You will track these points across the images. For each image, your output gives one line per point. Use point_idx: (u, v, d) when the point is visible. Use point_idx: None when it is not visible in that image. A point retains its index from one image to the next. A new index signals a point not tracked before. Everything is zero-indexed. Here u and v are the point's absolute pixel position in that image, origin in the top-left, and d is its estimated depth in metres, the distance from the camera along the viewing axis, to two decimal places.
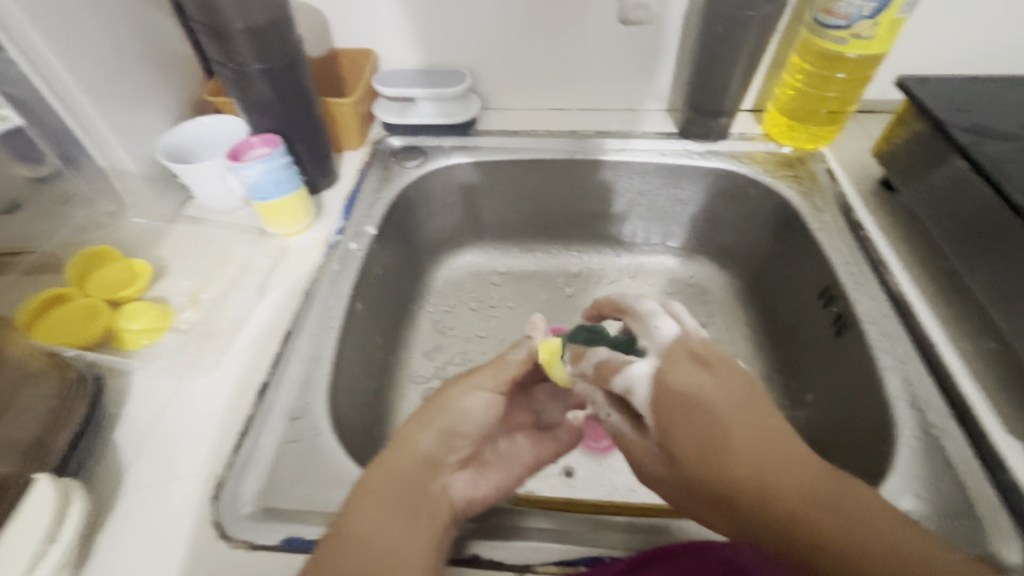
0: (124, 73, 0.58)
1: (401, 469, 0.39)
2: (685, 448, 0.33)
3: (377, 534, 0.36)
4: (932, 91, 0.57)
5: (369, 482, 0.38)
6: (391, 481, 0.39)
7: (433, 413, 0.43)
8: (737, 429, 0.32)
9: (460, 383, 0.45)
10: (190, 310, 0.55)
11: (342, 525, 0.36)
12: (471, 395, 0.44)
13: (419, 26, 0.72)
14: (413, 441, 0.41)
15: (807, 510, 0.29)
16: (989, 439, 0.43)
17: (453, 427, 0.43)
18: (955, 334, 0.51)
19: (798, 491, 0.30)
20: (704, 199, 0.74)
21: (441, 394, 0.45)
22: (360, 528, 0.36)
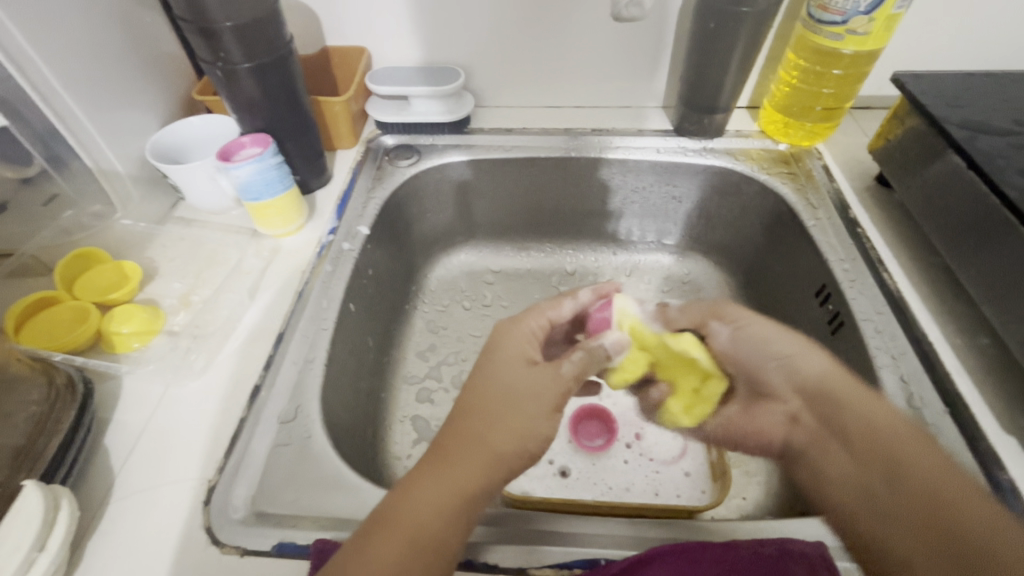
0: (110, 71, 0.57)
1: (473, 469, 0.35)
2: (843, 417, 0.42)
3: (434, 527, 0.33)
4: (926, 87, 0.56)
5: (431, 473, 0.35)
6: (458, 473, 0.35)
7: (503, 410, 0.38)
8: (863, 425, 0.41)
9: (533, 382, 0.40)
10: (181, 312, 0.55)
11: (399, 506, 0.34)
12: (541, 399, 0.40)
13: (410, 23, 0.71)
14: (491, 441, 0.37)
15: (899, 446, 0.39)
16: (985, 437, 0.43)
17: (526, 445, 0.38)
18: (950, 331, 0.50)
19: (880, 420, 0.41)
20: (699, 196, 0.74)
21: (511, 388, 0.40)
22: (419, 518, 0.33)
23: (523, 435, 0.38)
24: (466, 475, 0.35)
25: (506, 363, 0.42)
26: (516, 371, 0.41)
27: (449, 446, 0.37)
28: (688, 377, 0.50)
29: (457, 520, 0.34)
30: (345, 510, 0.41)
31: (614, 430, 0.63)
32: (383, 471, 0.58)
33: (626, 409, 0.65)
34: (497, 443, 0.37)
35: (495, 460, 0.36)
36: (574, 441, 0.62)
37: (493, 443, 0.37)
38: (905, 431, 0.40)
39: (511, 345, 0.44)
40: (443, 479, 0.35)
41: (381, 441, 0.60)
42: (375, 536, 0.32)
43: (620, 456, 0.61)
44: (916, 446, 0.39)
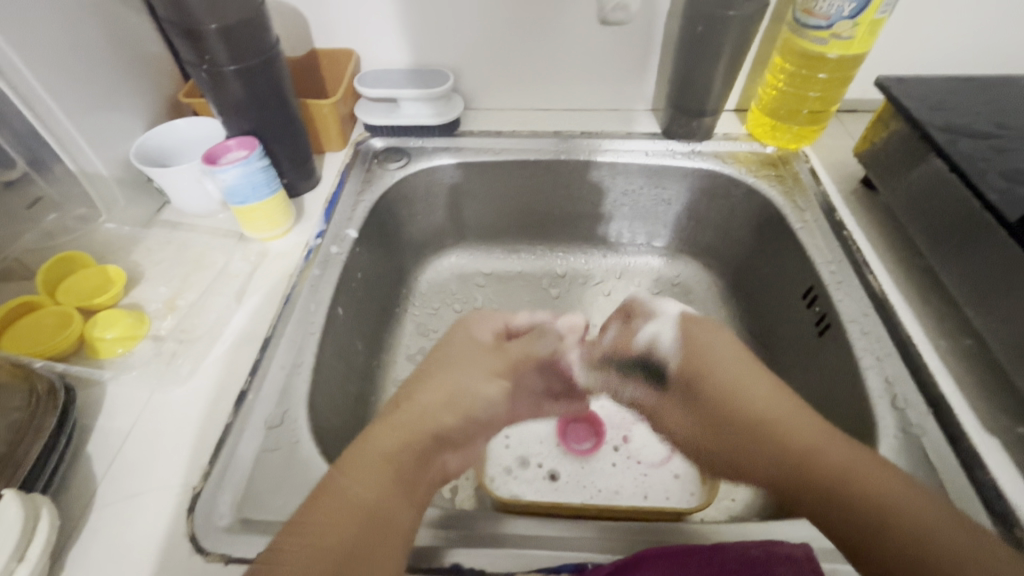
0: (94, 73, 0.56)
1: (410, 435, 0.39)
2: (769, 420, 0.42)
3: (370, 501, 0.34)
4: (910, 91, 0.57)
5: (363, 451, 0.37)
6: (388, 443, 0.38)
7: (439, 377, 0.44)
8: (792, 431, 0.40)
9: (478, 359, 0.47)
10: (166, 317, 0.54)
11: (333, 488, 0.35)
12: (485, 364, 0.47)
13: (399, 25, 0.71)
14: (427, 408, 0.41)
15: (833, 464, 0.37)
16: (968, 438, 0.44)
17: (471, 410, 0.44)
18: (934, 333, 0.51)
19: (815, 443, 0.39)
20: (687, 199, 0.74)
21: (456, 364, 0.46)
22: (351, 493, 0.34)
23: (461, 397, 0.43)
24: (391, 442, 0.38)
25: (452, 349, 0.48)
26: (464, 351, 0.48)
27: (377, 429, 0.39)
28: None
29: (387, 484, 0.36)
30: None
31: (603, 432, 0.63)
32: None
33: (616, 412, 0.65)
34: (423, 414, 0.41)
35: (427, 424, 0.40)
36: (564, 444, 0.62)
37: (424, 409, 0.41)
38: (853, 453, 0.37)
39: (457, 336, 0.50)
40: (369, 462, 0.36)
41: None
42: (310, 521, 0.33)
43: (609, 458, 0.61)
44: (879, 474, 0.36)
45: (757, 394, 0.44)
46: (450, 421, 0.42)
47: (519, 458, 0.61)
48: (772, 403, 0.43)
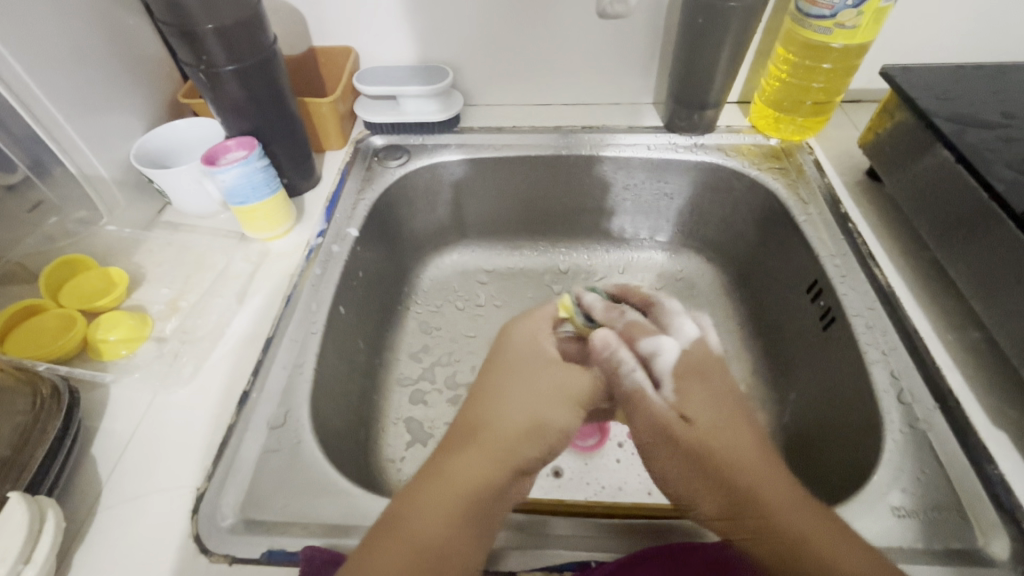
0: (93, 76, 0.56)
1: (490, 457, 0.39)
2: (719, 446, 0.42)
3: (445, 529, 0.35)
4: (916, 81, 0.56)
5: (445, 471, 0.38)
6: (459, 480, 0.37)
7: (514, 402, 0.43)
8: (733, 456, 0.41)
9: (552, 382, 0.45)
10: (168, 318, 0.54)
11: (399, 523, 0.35)
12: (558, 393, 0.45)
13: (397, 22, 0.71)
14: (504, 422, 0.41)
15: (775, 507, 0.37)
16: (974, 431, 0.43)
17: (542, 437, 0.42)
18: (941, 325, 0.50)
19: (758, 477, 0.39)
20: (690, 192, 0.74)
21: (529, 373, 0.45)
22: (428, 520, 0.35)
23: (536, 422, 0.42)
24: (474, 471, 0.38)
25: (524, 363, 0.46)
26: (534, 361, 0.47)
27: (449, 452, 0.40)
28: None
29: (467, 513, 0.36)
30: (336, 517, 0.41)
31: (607, 428, 0.63)
32: (378, 475, 0.58)
33: None
34: (507, 445, 0.40)
35: (516, 439, 0.40)
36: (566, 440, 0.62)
37: (497, 435, 0.41)
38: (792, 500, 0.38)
39: (524, 346, 0.48)
40: (438, 489, 0.37)
41: (374, 444, 0.60)
42: (371, 556, 0.34)
43: (614, 455, 0.61)
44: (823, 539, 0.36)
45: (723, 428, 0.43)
46: (532, 439, 0.41)
47: None
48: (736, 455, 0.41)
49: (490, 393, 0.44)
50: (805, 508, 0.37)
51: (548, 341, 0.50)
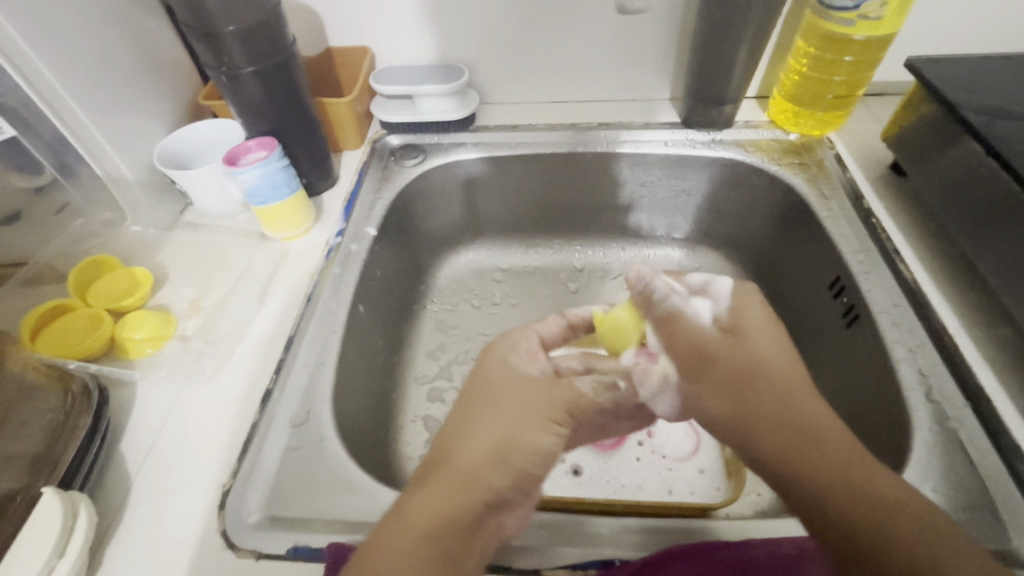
0: (117, 79, 0.57)
1: (457, 486, 0.36)
2: (766, 389, 0.39)
3: (417, 563, 0.31)
4: (942, 72, 0.55)
5: (409, 505, 0.34)
6: (421, 513, 0.34)
7: (487, 427, 0.39)
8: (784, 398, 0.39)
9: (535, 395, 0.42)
10: (192, 317, 0.55)
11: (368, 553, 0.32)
12: (532, 415, 0.40)
13: (412, 21, 0.71)
14: (473, 437, 0.38)
15: (832, 451, 0.35)
16: (1007, 431, 0.42)
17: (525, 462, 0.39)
18: (969, 322, 0.49)
19: (810, 423, 0.37)
20: (708, 189, 0.73)
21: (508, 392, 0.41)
22: (394, 555, 0.31)
23: (511, 447, 0.38)
24: (438, 505, 0.34)
25: (508, 369, 0.43)
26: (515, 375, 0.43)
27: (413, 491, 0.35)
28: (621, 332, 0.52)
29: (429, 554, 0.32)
30: (358, 513, 0.41)
31: None
32: (397, 473, 0.58)
33: None
34: (474, 471, 0.37)
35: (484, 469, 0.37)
36: None
37: (467, 461, 0.37)
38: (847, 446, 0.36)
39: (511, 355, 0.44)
40: (397, 535, 0.32)
41: (393, 442, 0.60)
42: None
43: (633, 453, 0.61)
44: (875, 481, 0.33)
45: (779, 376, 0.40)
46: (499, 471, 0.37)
47: None
48: (790, 402, 0.38)
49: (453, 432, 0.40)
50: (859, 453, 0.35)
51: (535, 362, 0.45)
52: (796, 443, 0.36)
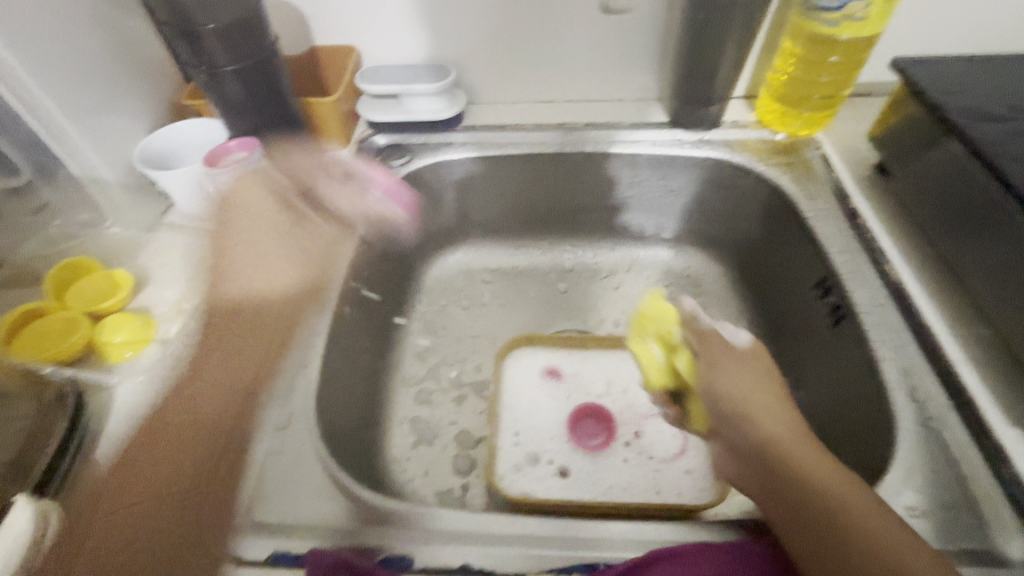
0: (95, 78, 0.56)
1: (193, 431, 0.42)
2: (751, 412, 0.40)
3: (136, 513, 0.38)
4: (927, 73, 0.55)
5: (128, 459, 0.42)
6: (182, 437, 0.42)
7: (217, 374, 0.47)
8: (755, 414, 0.40)
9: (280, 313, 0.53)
10: (173, 320, 0.54)
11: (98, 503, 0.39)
12: (305, 266, 0.58)
13: (398, 19, 0.70)
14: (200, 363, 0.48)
15: (797, 464, 0.37)
16: (988, 430, 0.42)
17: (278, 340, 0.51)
18: (953, 321, 0.50)
19: (783, 445, 0.39)
20: (695, 189, 0.73)
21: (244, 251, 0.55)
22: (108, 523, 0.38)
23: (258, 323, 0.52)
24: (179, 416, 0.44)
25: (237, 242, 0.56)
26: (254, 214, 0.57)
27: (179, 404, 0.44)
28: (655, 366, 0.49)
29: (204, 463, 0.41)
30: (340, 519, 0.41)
31: (614, 427, 0.62)
32: (383, 476, 0.57)
33: (626, 408, 0.64)
34: (186, 415, 0.44)
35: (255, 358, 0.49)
36: (572, 440, 0.61)
37: (194, 421, 0.43)
38: (820, 465, 0.37)
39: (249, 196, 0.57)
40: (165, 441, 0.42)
41: (379, 445, 0.60)
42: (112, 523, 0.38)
43: (620, 454, 0.60)
44: (839, 498, 0.35)
45: (753, 396, 0.41)
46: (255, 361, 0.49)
47: (529, 456, 0.60)
48: (757, 419, 0.40)
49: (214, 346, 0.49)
50: (827, 467, 0.37)
51: (234, 239, 0.56)
52: (762, 461, 0.39)
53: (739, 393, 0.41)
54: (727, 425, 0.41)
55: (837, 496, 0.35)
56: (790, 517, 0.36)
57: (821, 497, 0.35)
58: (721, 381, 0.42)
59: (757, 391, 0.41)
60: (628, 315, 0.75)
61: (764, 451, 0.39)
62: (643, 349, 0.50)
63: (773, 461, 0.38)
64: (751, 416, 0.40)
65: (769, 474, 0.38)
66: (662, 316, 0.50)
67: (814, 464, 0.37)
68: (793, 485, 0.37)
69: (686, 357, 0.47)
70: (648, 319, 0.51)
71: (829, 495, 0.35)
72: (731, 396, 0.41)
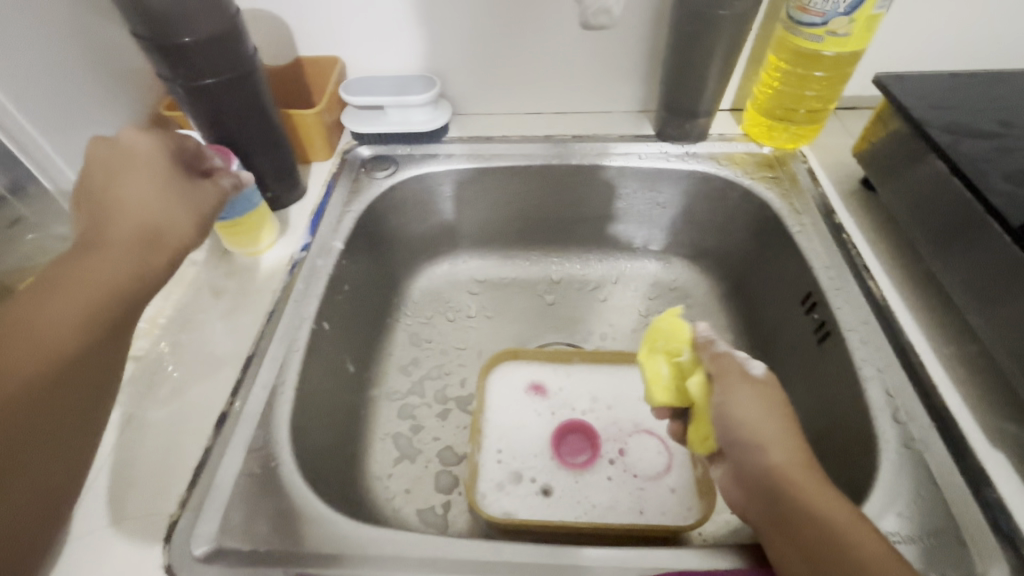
0: (70, 90, 0.55)
1: (50, 311, 0.35)
2: (769, 453, 0.39)
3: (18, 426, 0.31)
4: (910, 90, 0.55)
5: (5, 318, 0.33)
6: (34, 321, 0.34)
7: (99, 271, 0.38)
8: (775, 455, 0.39)
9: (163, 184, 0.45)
10: (146, 336, 0.53)
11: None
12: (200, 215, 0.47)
13: (382, 30, 0.70)
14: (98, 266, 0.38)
15: (814, 512, 0.36)
16: (972, 452, 0.42)
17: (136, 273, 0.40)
18: (937, 340, 0.49)
19: (800, 489, 0.37)
20: (683, 202, 0.73)
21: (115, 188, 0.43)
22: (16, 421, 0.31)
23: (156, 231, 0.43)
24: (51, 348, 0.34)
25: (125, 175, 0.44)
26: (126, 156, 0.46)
27: (29, 303, 0.35)
28: (660, 381, 0.48)
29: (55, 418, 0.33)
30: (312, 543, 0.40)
31: (598, 444, 0.62)
32: (364, 495, 0.56)
33: (611, 424, 0.63)
34: (60, 310, 0.35)
35: (132, 257, 0.40)
36: (556, 457, 0.60)
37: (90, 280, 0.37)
38: (837, 515, 0.36)
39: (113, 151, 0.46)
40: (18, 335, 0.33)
41: (360, 462, 0.59)
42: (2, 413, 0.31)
43: (605, 472, 0.60)
44: (852, 548, 0.34)
45: (774, 436, 0.39)
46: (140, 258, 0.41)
47: (513, 473, 0.59)
48: (777, 460, 0.39)
49: (83, 252, 0.39)
50: (843, 516, 0.36)
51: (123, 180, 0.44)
52: (777, 501, 0.37)
53: (760, 430, 0.40)
54: (738, 452, 0.40)
55: (853, 548, 0.34)
56: (795, 549, 0.36)
57: (838, 547, 0.34)
58: (742, 417, 0.40)
59: (780, 430, 0.39)
60: (616, 327, 0.74)
61: (779, 493, 0.37)
62: (651, 364, 0.49)
63: (792, 505, 0.37)
64: (772, 458, 0.39)
65: (784, 516, 0.37)
66: (673, 334, 0.48)
67: (834, 514, 0.36)
68: (810, 533, 0.36)
69: (699, 377, 0.45)
70: (657, 338, 0.49)
71: (843, 545, 0.34)
72: (747, 435, 0.40)
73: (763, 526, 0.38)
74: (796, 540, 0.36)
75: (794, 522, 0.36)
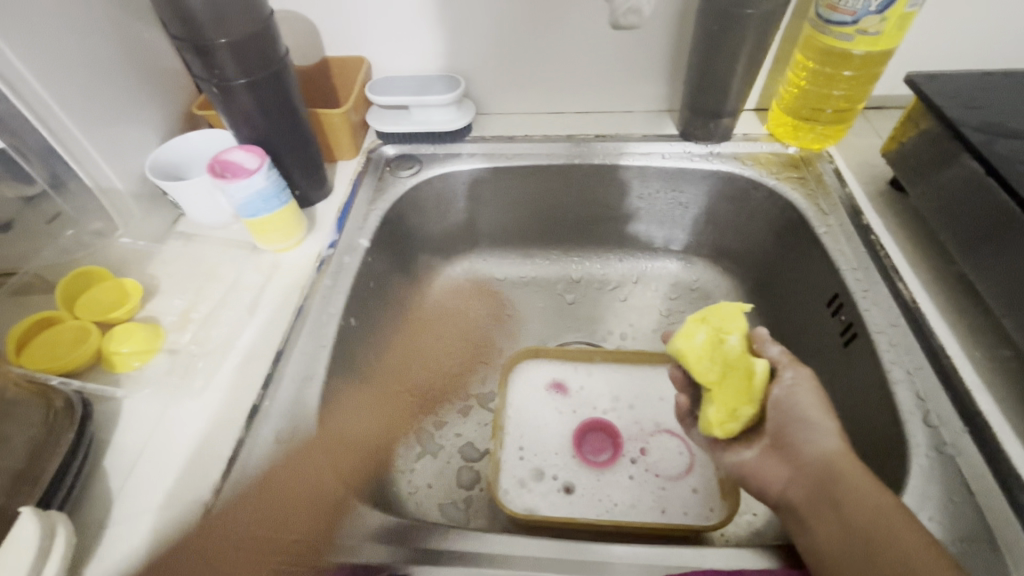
0: (108, 90, 0.57)
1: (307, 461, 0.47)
2: (816, 437, 0.42)
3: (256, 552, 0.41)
4: (942, 89, 0.54)
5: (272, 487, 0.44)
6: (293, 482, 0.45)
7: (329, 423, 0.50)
8: (823, 439, 0.42)
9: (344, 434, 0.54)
10: (180, 330, 0.54)
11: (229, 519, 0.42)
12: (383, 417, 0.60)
13: (407, 31, 0.70)
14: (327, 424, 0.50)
15: (851, 487, 0.39)
16: (1006, 458, 0.41)
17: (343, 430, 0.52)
18: (969, 344, 0.48)
19: (841, 468, 0.40)
20: (705, 202, 0.72)
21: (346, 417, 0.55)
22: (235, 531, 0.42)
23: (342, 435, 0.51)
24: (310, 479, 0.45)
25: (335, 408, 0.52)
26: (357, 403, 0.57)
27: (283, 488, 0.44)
28: (702, 348, 0.48)
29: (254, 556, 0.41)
30: None
31: (619, 443, 0.62)
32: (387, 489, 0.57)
33: (632, 423, 0.64)
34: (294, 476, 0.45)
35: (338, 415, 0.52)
36: (577, 455, 0.61)
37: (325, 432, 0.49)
38: (873, 491, 0.38)
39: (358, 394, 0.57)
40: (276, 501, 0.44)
41: (384, 457, 0.60)
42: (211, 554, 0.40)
43: (626, 470, 0.60)
44: (889, 521, 0.36)
45: (823, 425, 0.43)
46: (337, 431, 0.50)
47: (534, 471, 0.60)
48: (823, 443, 0.42)
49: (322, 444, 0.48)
50: (877, 492, 0.38)
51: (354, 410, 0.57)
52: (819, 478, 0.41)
53: (810, 418, 0.43)
54: (791, 435, 0.44)
55: (888, 518, 0.37)
56: (833, 520, 0.39)
57: (873, 516, 0.37)
58: (796, 404, 0.44)
59: (828, 420, 0.43)
60: (636, 327, 0.75)
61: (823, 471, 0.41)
62: (692, 326, 0.49)
63: (832, 482, 0.40)
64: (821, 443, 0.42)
65: (825, 490, 0.40)
66: (735, 318, 0.49)
67: (872, 490, 0.38)
68: (848, 505, 0.38)
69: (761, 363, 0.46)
70: (711, 313, 0.49)
71: (878, 515, 0.37)
72: (799, 422, 0.43)
73: (801, 501, 0.41)
74: (833, 509, 0.39)
75: (833, 496, 0.39)
